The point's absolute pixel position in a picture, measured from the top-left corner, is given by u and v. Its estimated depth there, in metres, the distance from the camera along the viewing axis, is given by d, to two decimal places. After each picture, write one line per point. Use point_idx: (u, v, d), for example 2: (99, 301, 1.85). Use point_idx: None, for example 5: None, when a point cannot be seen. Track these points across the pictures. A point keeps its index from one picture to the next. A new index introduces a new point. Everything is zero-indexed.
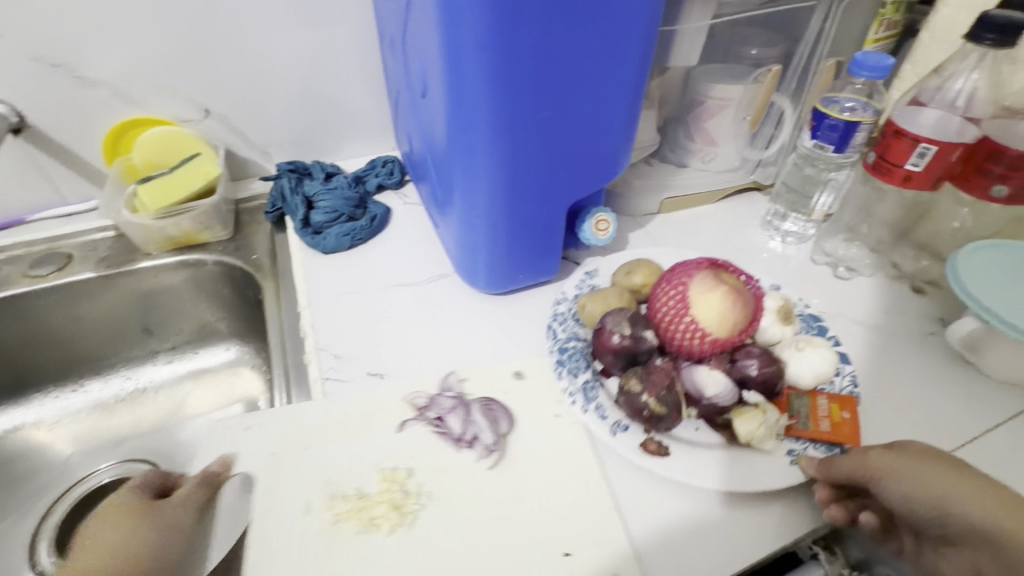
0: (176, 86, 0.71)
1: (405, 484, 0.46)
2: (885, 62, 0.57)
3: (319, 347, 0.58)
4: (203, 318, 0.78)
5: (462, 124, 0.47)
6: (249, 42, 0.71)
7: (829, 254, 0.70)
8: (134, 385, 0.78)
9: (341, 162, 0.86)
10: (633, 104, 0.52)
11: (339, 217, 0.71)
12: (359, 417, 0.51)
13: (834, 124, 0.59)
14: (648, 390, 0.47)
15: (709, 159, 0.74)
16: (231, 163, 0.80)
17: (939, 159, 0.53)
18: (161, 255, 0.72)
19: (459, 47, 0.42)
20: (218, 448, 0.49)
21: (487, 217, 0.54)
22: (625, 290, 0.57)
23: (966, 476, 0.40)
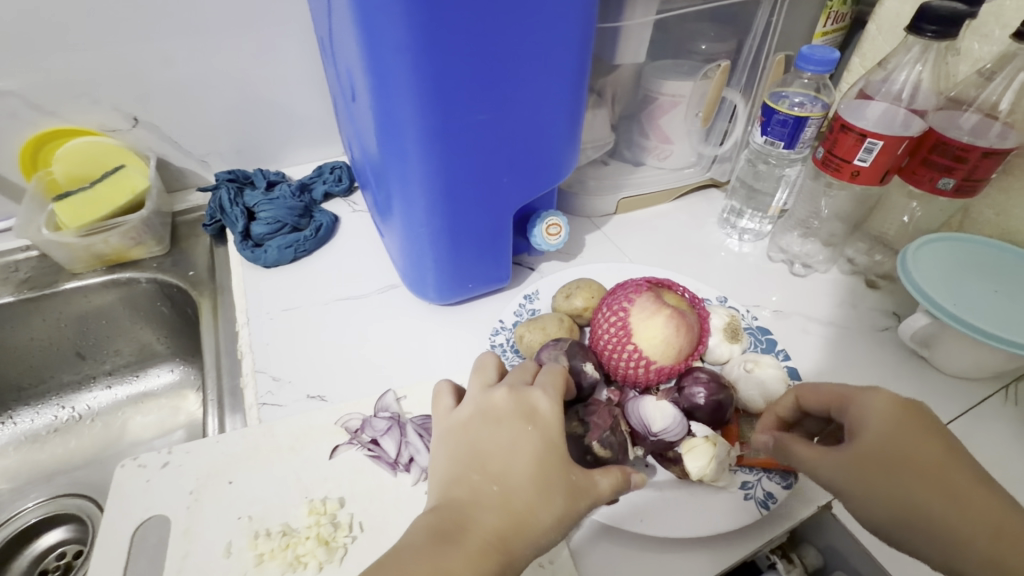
0: (97, 94, 0.67)
1: (335, 516, 0.44)
2: (830, 56, 0.55)
3: (256, 369, 0.55)
4: (142, 340, 0.73)
5: (392, 130, 0.45)
6: (175, 45, 0.66)
7: (784, 251, 0.70)
8: (68, 413, 0.72)
9: (288, 169, 0.83)
10: (574, 104, 0.50)
11: (281, 228, 0.68)
12: (291, 444, 0.48)
13: (784, 119, 0.58)
14: (591, 430, 0.43)
15: (665, 156, 0.73)
16: (166, 174, 0.75)
17: (886, 154, 0.52)
18: (88, 274, 0.68)
19: (380, 49, 0.39)
20: (135, 486, 0.46)
21: (428, 225, 0.52)
22: (566, 316, 0.55)
23: (946, 482, 0.33)
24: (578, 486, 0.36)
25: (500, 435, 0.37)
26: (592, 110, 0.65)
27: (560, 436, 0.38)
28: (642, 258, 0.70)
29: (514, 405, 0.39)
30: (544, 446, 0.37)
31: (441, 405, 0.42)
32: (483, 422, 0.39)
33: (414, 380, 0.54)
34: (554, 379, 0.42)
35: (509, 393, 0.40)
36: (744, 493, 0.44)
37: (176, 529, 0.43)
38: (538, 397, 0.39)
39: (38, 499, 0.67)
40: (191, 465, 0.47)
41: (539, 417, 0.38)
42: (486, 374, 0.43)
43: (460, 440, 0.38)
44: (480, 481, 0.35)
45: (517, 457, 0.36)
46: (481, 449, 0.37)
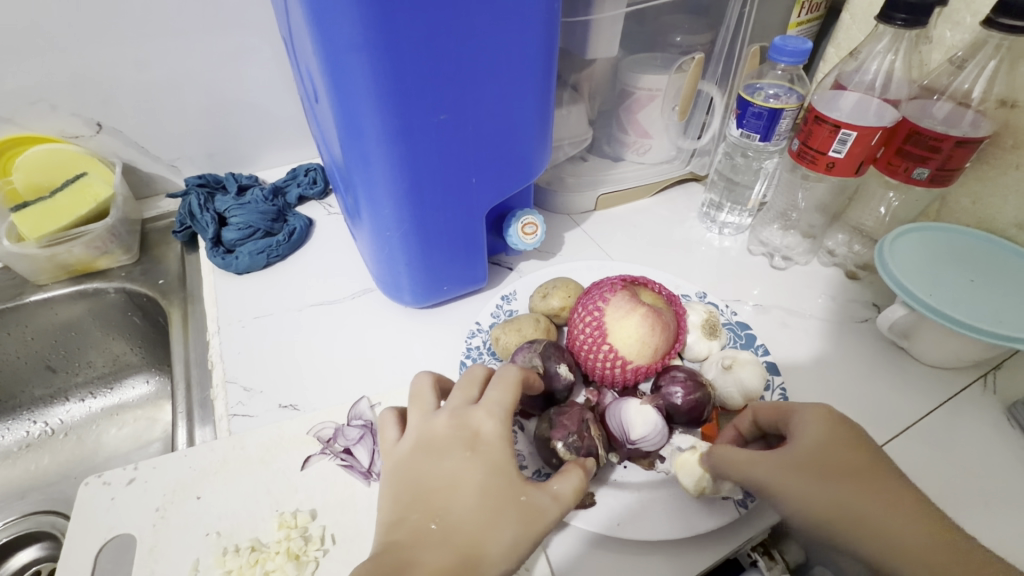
0: (58, 100, 0.65)
1: (306, 530, 0.43)
2: (803, 46, 0.55)
3: (227, 379, 0.53)
4: (114, 351, 0.71)
5: (353, 132, 0.44)
6: (136, 48, 0.64)
7: (764, 244, 0.69)
8: (40, 429, 0.70)
9: (262, 172, 0.81)
10: (542, 100, 0.50)
11: (253, 233, 0.66)
12: (261, 457, 0.47)
13: (759, 111, 0.58)
14: (556, 431, 0.43)
15: (644, 151, 0.72)
16: (134, 180, 0.74)
17: (861, 144, 0.52)
18: (54, 286, 0.66)
19: (334, 47, 0.38)
20: (99, 505, 0.44)
21: (397, 228, 0.51)
22: (543, 316, 0.55)
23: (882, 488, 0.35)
24: (530, 506, 0.37)
25: (442, 468, 0.37)
26: (569, 106, 0.64)
27: (505, 459, 0.38)
28: (623, 255, 0.69)
29: (455, 433, 0.38)
30: (485, 475, 0.37)
31: (386, 438, 0.42)
32: (424, 456, 0.38)
33: (390, 386, 0.53)
34: (498, 393, 0.40)
35: (448, 420, 0.39)
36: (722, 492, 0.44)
37: (141, 549, 0.42)
38: (479, 420, 0.39)
39: (6, 519, 0.64)
40: (158, 481, 0.46)
41: (481, 443, 0.38)
42: (424, 399, 0.42)
43: (403, 475, 0.38)
44: (421, 521, 0.35)
45: (459, 491, 0.36)
46: (424, 484, 0.37)
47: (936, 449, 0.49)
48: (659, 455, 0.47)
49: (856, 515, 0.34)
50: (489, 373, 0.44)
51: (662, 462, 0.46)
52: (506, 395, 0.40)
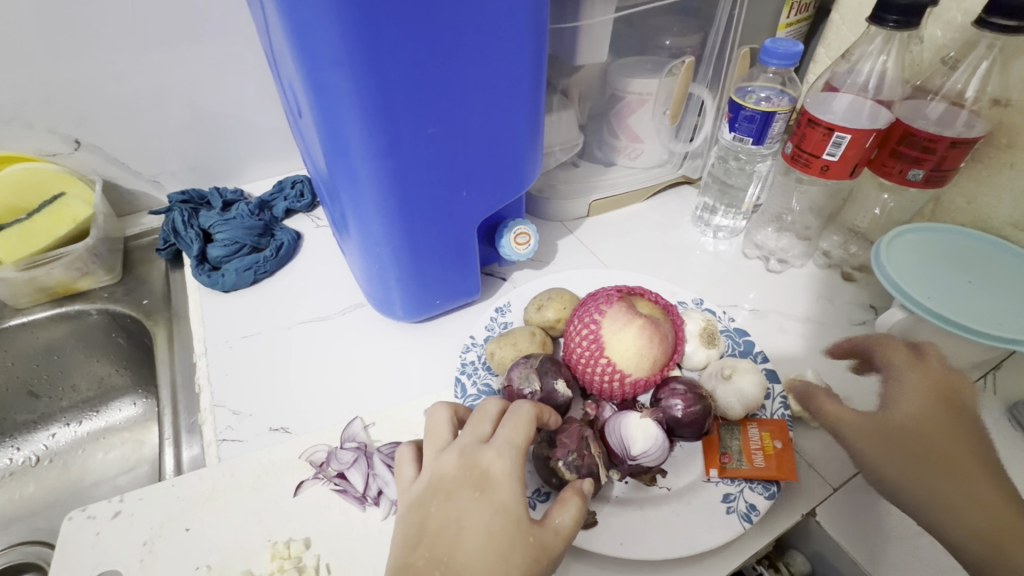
0: (34, 118, 0.63)
1: (300, 560, 0.41)
2: (794, 48, 0.54)
3: (215, 403, 0.52)
4: (99, 373, 0.69)
5: (338, 148, 0.42)
6: (113, 63, 0.63)
7: (759, 247, 0.69)
8: (25, 456, 0.68)
9: (248, 186, 0.79)
10: (532, 109, 0.49)
11: (239, 249, 0.64)
12: (251, 484, 0.45)
13: (751, 115, 0.57)
14: (555, 451, 0.43)
15: (636, 156, 0.71)
16: (116, 197, 0.72)
17: (855, 147, 0.51)
18: (35, 309, 0.64)
19: (316, 62, 0.37)
20: (82, 540, 0.43)
21: (386, 243, 0.49)
22: (538, 329, 0.54)
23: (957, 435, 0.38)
24: (536, 548, 0.35)
25: (450, 508, 0.36)
26: (559, 112, 0.63)
27: (514, 501, 0.36)
28: (617, 263, 0.68)
29: (465, 472, 0.37)
30: (494, 516, 0.35)
31: (402, 475, 0.41)
32: (434, 496, 0.37)
33: (383, 405, 0.52)
34: (510, 430, 0.39)
35: (459, 458, 0.38)
36: (727, 506, 0.43)
37: None
38: (490, 459, 0.38)
39: None
40: (144, 514, 0.44)
41: (491, 483, 0.37)
42: (439, 434, 0.41)
43: (412, 516, 0.36)
44: (425, 564, 0.33)
45: (466, 533, 0.34)
46: (431, 526, 0.35)
47: None
48: (660, 470, 0.46)
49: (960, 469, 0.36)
50: (503, 407, 0.42)
51: (663, 476, 0.46)
52: (519, 433, 0.39)
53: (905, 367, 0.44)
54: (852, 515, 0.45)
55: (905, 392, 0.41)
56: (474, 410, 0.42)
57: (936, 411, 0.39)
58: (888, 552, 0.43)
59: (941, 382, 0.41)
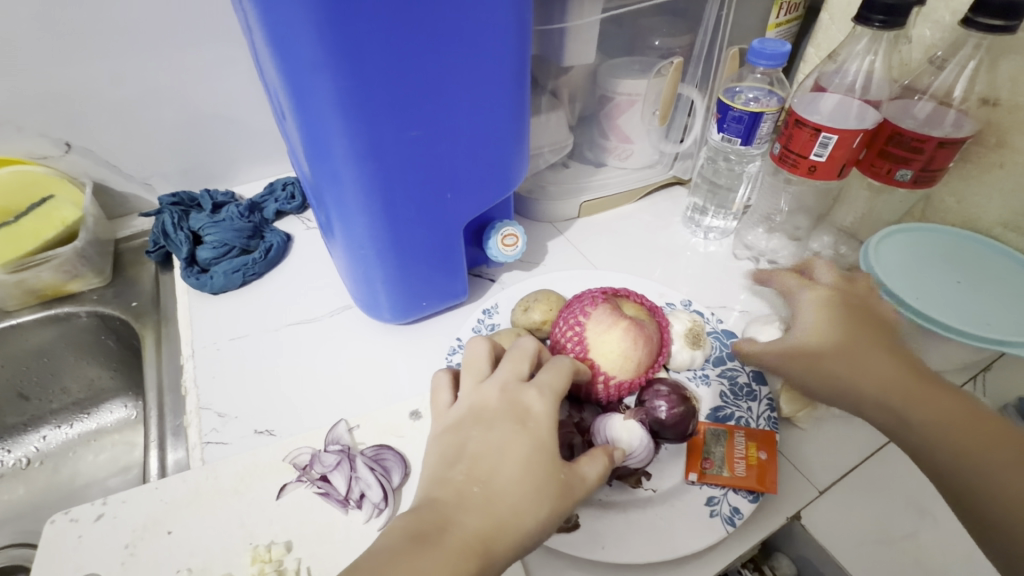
0: (23, 121, 0.63)
1: (281, 563, 0.41)
2: (782, 49, 0.54)
3: (200, 406, 0.52)
4: (89, 375, 0.69)
5: (320, 151, 0.42)
6: (101, 66, 0.63)
7: (750, 247, 0.68)
8: (16, 459, 0.68)
9: (239, 187, 0.79)
10: (517, 112, 0.49)
11: (228, 251, 0.64)
12: (234, 486, 0.45)
13: (739, 116, 0.57)
14: None
15: (626, 156, 0.71)
16: (106, 199, 0.72)
17: (842, 148, 0.51)
18: (24, 311, 0.64)
19: (296, 67, 0.37)
20: (65, 543, 0.43)
21: (371, 246, 0.49)
22: (524, 331, 0.53)
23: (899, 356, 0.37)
24: (567, 486, 0.36)
25: (491, 435, 0.37)
26: (547, 113, 0.63)
27: (553, 438, 0.37)
28: (607, 264, 0.67)
29: (507, 405, 0.38)
30: (534, 447, 0.36)
31: (440, 400, 0.42)
32: (475, 423, 0.38)
33: (369, 407, 0.52)
34: (551, 377, 0.41)
35: (501, 392, 0.39)
36: (710, 509, 0.43)
37: None
38: (532, 398, 0.39)
39: None
40: (127, 517, 0.44)
41: (532, 419, 0.37)
42: (479, 367, 0.42)
43: (452, 437, 0.38)
44: (463, 482, 0.34)
45: (505, 459, 0.35)
46: (470, 448, 0.36)
47: None
48: (645, 472, 0.46)
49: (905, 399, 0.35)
50: (539, 347, 0.45)
51: (648, 479, 0.45)
52: (557, 380, 0.41)
53: (796, 290, 0.44)
54: (838, 517, 0.44)
55: (806, 311, 0.42)
56: (513, 348, 0.44)
57: (833, 328, 0.39)
58: (873, 557, 0.42)
59: (835, 296, 0.42)
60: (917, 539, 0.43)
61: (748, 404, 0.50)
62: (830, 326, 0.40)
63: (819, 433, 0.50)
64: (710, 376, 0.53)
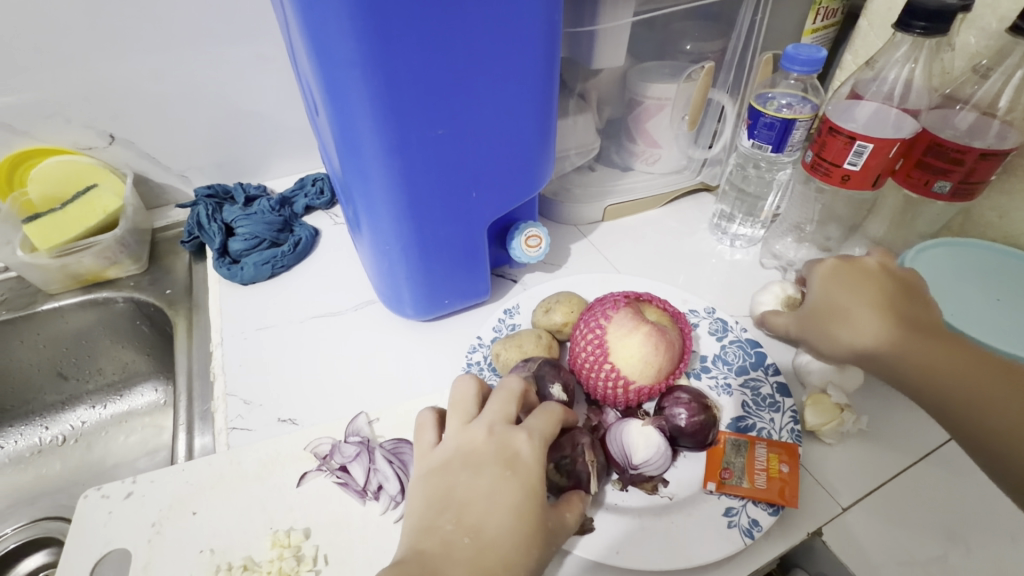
0: (71, 113, 0.66)
1: (299, 549, 0.42)
2: (817, 55, 0.53)
3: (227, 393, 0.53)
4: (123, 358, 0.72)
5: (351, 147, 0.43)
6: (146, 62, 0.65)
7: (778, 256, 0.67)
8: (51, 435, 0.71)
9: (270, 182, 0.81)
10: (544, 113, 0.49)
11: (259, 243, 0.66)
12: (257, 471, 0.47)
13: (771, 122, 0.56)
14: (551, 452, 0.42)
15: (653, 161, 0.70)
16: (145, 190, 0.75)
17: (877, 157, 0.50)
18: (65, 294, 0.67)
19: (331, 64, 0.38)
20: (96, 517, 0.45)
21: (396, 241, 0.50)
22: (545, 332, 0.53)
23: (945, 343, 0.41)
24: (552, 532, 0.37)
25: (478, 482, 0.37)
26: (575, 116, 0.63)
27: (540, 483, 0.38)
28: (630, 268, 0.67)
29: (497, 449, 0.39)
30: (523, 494, 0.37)
31: (423, 440, 0.42)
32: (461, 467, 0.38)
33: (388, 401, 0.53)
34: (542, 422, 0.41)
35: (489, 435, 0.39)
36: (728, 520, 0.42)
37: (135, 565, 0.42)
38: (521, 441, 0.39)
39: (17, 524, 0.65)
40: (155, 496, 0.46)
41: (520, 464, 0.38)
42: (465, 408, 0.42)
43: (438, 482, 0.38)
44: (452, 532, 0.35)
45: (494, 508, 0.36)
46: (457, 495, 0.37)
47: (960, 479, 0.46)
48: (662, 479, 0.45)
49: (950, 375, 0.40)
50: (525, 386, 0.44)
51: (665, 486, 0.45)
52: (549, 424, 0.41)
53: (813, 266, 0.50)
54: (862, 537, 0.43)
55: (816, 283, 0.48)
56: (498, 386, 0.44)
57: (868, 295, 0.45)
58: None
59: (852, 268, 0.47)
60: (944, 563, 0.42)
61: (771, 415, 0.49)
62: (853, 293, 0.45)
63: (845, 449, 0.48)
64: (732, 386, 0.52)
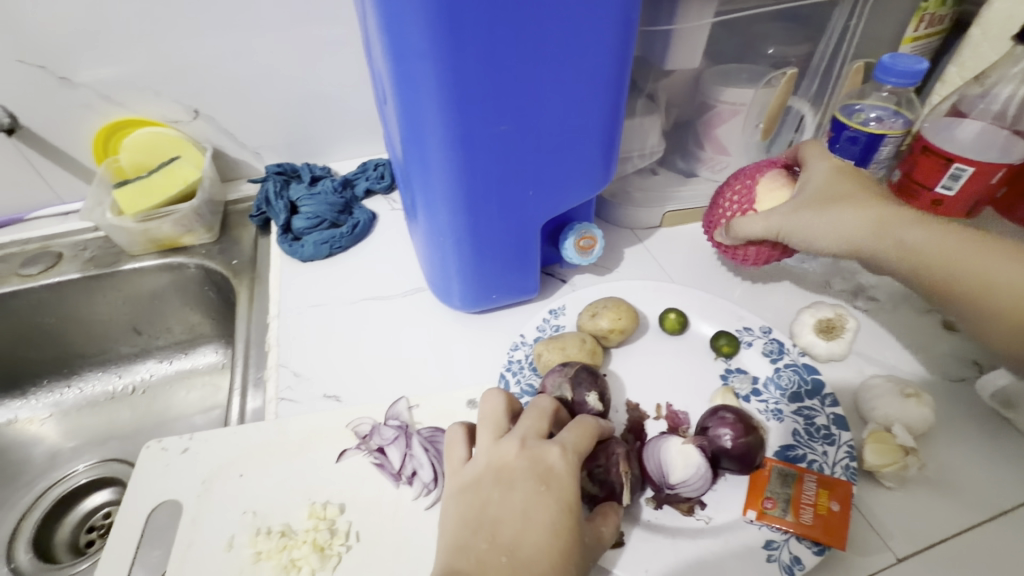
0: (163, 88, 0.70)
1: (334, 523, 0.44)
2: (917, 66, 0.49)
3: (280, 363, 0.56)
4: (190, 320, 0.77)
5: (415, 137, 0.44)
6: (233, 43, 0.69)
7: (848, 280, 0.62)
8: (123, 384, 0.77)
9: (335, 164, 0.84)
10: (611, 115, 0.47)
11: (320, 223, 0.69)
12: (301, 442, 0.49)
13: (855, 136, 0.52)
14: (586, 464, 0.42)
15: (719, 168, 0.67)
16: (221, 164, 0.79)
17: (976, 181, 0.46)
18: (144, 257, 0.72)
19: (404, 55, 0.38)
20: (155, 469, 0.48)
21: (451, 233, 0.51)
22: (589, 336, 0.53)
23: None
24: (588, 547, 0.37)
25: (511, 499, 0.37)
26: (641, 116, 0.61)
27: (576, 499, 0.38)
28: (684, 278, 0.64)
29: (528, 465, 0.38)
30: (558, 511, 0.37)
31: (454, 456, 0.42)
32: (495, 483, 0.38)
33: (429, 389, 0.53)
34: (575, 436, 0.41)
35: (521, 449, 0.39)
36: (767, 554, 0.40)
37: (185, 517, 0.45)
38: (554, 456, 0.39)
39: (88, 462, 0.71)
40: (208, 454, 0.49)
41: (554, 479, 0.38)
42: (496, 420, 0.42)
43: (472, 498, 0.38)
44: (487, 552, 0.35)
45: (528, 526, 0.36)
46: (490, 513, 0.37)
47: None
48: (699, 501, 0.44)
49: None
50: (555, 405, 0.44)
51: (701, 508, 0.44)
52: (583, 437, 0.41)
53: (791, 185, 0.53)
54: None
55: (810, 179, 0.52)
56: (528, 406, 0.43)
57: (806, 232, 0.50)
58: None
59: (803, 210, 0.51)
60: None
61: (824, 447, 0.46)
62: None
63: (906, 495, 0.45)
64: (783, 412, 0.50)
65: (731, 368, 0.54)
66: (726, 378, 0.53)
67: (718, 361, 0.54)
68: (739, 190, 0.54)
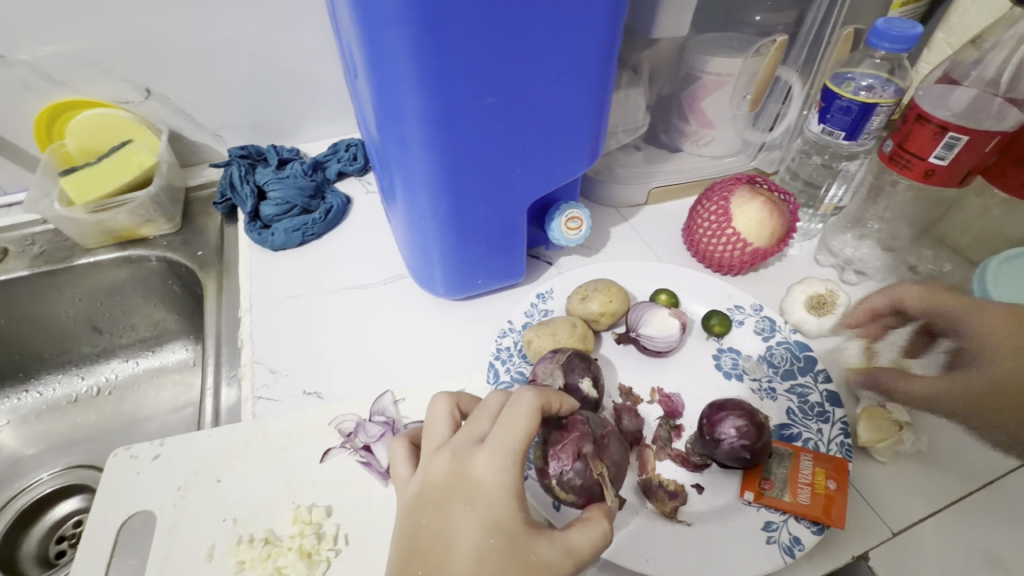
0: (109, 65, 0.64)
1: (320, 527, 0.42)
2: (911, 30, 0.47)
3: (255, 359, 0.53)
4: (155, 316, 0.72)
5: (391, 114, 0.40)
6: (186, 15, 0.63)
7: (835, 254, 0.61)
8: (86, 386, 0.72)
9: (304, 146, 0.80)
10: (600, 84, 0.45)
11: (290, 209, 0.65)
12: (280, 443, 0.46)
13: (847, 106, 0.50)
14: (551, 464, 0.39)
15: (704, 142, 0.65)
16: (180, 147, 0.73)
17: (971, 152, 0.45)
18: (100, 250, 0.67)
19: (374, 21, 0.34)
20: (124, 478, 0.45)
21: (433, 216, 0.48)
22: (580, 320, 0.51)
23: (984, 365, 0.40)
24: (538, 568, 0.31)
25: (443, 519, 0.32)
26: (626, 90, 0.58)
27: (508, 514, 0.32)
28: (673, 257, 0.63)
29: (454, 479, 0.33)
30: (486, 533, 0.31)
31: (397, 473, 0.38)
32: (425, 505, 0.33)
33: (414, 380, 0.51)
34: (504, 431, 0.34)
35: (450, 460, 0.34)
36: (767, 535, 0.40)
37: (160, 528, 0.42)
38: (481, 466, 0.33)
39: (54, 470, 0.67)
40: (181, 459, 0.46)
41: (479, 495, 0.32)
42: (435, 429, 0.37)
43: (404, 522, 0.34)
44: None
45: (451, 551, 0.31)
46: (420, 540, 0.32)
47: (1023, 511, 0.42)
48: (698, 484, 0.44)
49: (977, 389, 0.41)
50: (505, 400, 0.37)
51: (699, 492, 0.44)
52: (516, 432, 0.34)
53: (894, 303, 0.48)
54: (909, 564, 0.40)
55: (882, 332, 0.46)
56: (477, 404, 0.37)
57: None
58: None
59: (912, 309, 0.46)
60: None
61: (819, 425, 0.46)
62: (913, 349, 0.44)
63: (899, 469, 0.45)
64: (777, 391, 0.49)
65: (723, 348, 0.53)
66: (718, 358, 0.52)
67: (710, 341, 0.53)
68: (715, 208, 0.56)
